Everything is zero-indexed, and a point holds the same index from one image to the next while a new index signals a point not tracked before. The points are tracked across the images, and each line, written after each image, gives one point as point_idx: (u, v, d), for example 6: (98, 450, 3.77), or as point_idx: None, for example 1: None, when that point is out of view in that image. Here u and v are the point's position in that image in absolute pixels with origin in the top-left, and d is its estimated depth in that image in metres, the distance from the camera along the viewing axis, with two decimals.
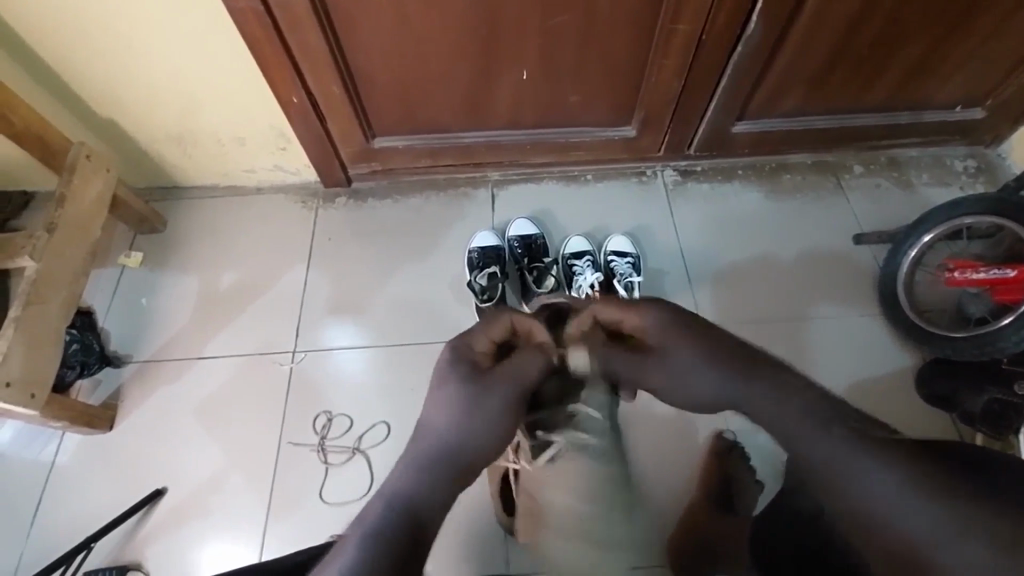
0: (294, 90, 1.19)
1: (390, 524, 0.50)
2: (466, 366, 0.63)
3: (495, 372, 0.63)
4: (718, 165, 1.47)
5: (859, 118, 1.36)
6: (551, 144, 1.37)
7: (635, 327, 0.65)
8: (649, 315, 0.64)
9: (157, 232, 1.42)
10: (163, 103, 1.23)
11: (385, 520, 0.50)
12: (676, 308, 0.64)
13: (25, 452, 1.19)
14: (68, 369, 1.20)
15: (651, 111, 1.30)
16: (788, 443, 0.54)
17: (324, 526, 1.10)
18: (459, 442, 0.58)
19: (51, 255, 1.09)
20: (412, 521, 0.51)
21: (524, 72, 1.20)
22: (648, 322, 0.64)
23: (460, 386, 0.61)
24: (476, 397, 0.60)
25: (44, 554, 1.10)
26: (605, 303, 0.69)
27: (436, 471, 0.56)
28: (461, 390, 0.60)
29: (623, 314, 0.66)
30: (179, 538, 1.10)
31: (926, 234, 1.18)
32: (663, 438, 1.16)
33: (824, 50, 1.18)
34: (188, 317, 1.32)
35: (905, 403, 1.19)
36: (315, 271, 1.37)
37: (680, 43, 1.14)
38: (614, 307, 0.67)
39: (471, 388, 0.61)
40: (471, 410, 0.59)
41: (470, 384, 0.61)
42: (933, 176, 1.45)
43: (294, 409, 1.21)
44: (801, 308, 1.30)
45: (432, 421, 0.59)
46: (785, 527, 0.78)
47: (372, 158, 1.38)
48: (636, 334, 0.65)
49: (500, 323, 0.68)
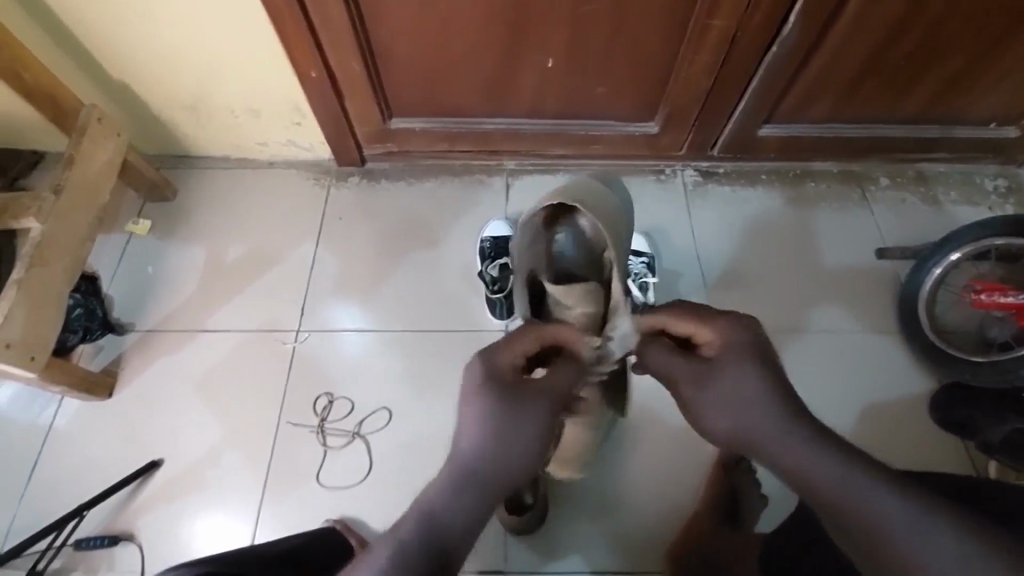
0: (313, 64, 1.16)
1: (424, 538, 0.52)
2: (500, 382, 0.63)
3: (532, 388, 0.64)
4: (741, 168, 1.43)
5: (889, 130, 1.32)
6: (572, 136, 1.34)
7: (707, 340, 0.67)
8: (727, 335, 0.65)
9: (166, 200, 1.40)
10: (178, 70, 1.21)
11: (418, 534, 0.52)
12: (750, 326, 0.65)
13: (23, 414, 1.18)
14: (70, 334, 1.17)
15: (677, 109, 1.26)
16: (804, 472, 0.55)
17: (319, 509, 1.09)
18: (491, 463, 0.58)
19: (57, 217, 1.07)
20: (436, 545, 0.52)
21: (549, 60, 1.16)
22: (721, 338, 0.65)
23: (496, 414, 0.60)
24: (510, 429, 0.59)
25: (35, 519, 1.09)
26: (676, 314, 0.69)
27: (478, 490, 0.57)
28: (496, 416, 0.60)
29: (698, 327, 0.68)
30: (172, 513, 1.09)
31: (954, 253, 1.15)
32: (672, 443, 1.13)
33: (862, 56, 1.13)
34: (192, 288, 1.30)
35: (919, 426, 1.16)
36: (324, 249, 1.34)
37: (713, 39, 1.10)
38: (686, 320, 0.68)
39: (516, 419, 0.60)
40: (504, 436, 0.59)
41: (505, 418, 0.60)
42: (961, 193, 1.40)
43: (293, 390, 1.19)
44: (817, 321, 1.27)
45: (463, 440, 0.59)
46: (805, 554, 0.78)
47: (387, 139, 1.35)
48: (705, 346, 0.68)
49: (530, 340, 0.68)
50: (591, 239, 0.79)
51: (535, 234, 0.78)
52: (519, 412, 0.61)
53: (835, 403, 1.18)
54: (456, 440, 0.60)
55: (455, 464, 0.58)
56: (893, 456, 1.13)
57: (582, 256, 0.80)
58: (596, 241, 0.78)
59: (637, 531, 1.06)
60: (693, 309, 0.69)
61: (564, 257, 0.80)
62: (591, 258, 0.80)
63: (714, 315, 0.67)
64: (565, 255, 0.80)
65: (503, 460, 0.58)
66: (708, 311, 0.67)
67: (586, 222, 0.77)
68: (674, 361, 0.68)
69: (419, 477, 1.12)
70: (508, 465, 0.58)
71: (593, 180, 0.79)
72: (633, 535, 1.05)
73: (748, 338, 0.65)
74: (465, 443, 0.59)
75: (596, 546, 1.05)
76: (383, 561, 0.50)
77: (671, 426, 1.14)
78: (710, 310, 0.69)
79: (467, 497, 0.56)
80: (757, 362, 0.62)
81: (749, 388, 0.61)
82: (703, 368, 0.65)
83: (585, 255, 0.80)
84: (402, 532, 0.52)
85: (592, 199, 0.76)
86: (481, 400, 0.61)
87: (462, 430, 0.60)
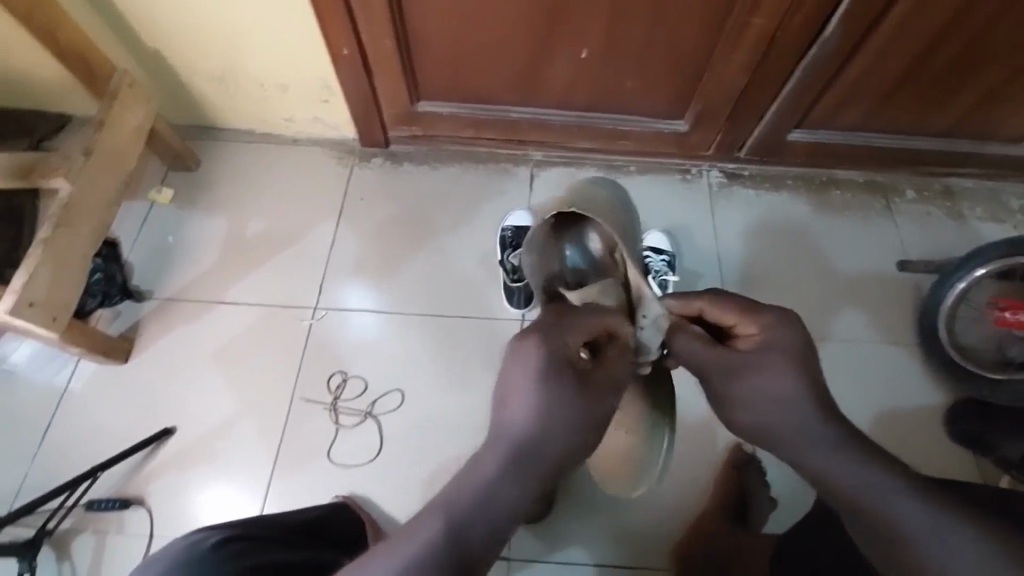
0: (346, 41, 1.15)
1: (463, 530, 0.48)
2: (563, 371, 0.57)
3: (593, 380, 0.59)
4: (767, 172, 1.42)
5: (920, 142, 1.30)
6: (600, 129, 1.33)
7: (749, 332, 0.66)
8: (766, 329, 0.64)
9: (190, 170, 1.40)
10: (211, 41, 1.20)
11: (457, 524, 0.48)
12: (794, 322, 0.64)
13: (39, 375, 1.19)
14: (91, 298, 1.19)
15: (707, 107, 1.25)
16: (834, 475, 0.54)
17: (329, 486, 1.10)
18: (541, 450, 0.53)
19: (85, 179, 1.07)
20: (472, 536, 0.48)
21: (584, 51, 1.15)
22: (767, 332, 0.63)
23: (557, 404, 0.54)
24: (570, 422, 0.55)
25: (48, 478, 1.10)
26: (715, 301, 0.70)
27: (525, 478, 0.52)
28: (557, 406, 0.54)
29: (741, 319, 0.67)
30: (182, 481, 1.10)
31: (979, 269, 1.12)
32: (683, 442, 1.11)
33: (901, 64, 1.12)
34: (211, 260, 1.30)
35: (932, 440, 1.16)
36: (344, 229, 1.34)
37: (752, 38, 1.09)
38: (726, 309, 0.68)
39: (577, 410, 0.55)
40: (562, 427, 0.54)
41: (568, 410, 0.55)
42: (987, 210, 1.39)
43: (308, 367, 1.20)
44: (835, 330, 1.26)
45: (516, 427, 0.53)
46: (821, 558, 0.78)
47: (414, 121, 1.34)
48: (745, 338, 0.66)
49: (586, 327, 0.63)
50: (600, 240, 0.84)
51: (546, 240, 0.85)
52: (579, 403, 0.56)
53: (849, 412, 1.18)
54: (501, 419, 0.55)
55: (502, 441, 0.53)
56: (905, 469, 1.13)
57: (594, 259, 0.84)
58: (605, 245, 0.83)
59: (644, 529, 1.05)
60: (736, 299, 0.69)
61: (577, 261, 0.86)
62: (602, 258, 0.84)
63: (755, 307, 0.66)
64: (577, 260, 0.86)
65: (554, 443, 0.54)
66: (749, 302, 0.67)
67: (593, 224, 0.83)
68: (703, 349, 0.66)
69: (429, 460, 1.12)
70: (557, 449, 0.54)
71: (592, 184, 0.86)
72: (637, 531, 1.05)
73: (788, 336, 0.62)
74: (517, 431, 0.53)
75: (602, 538, 1.05)
76: (430, 535, 0.46)
77: (682, 426, 1.13)
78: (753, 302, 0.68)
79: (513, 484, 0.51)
80: (792, 360, 0.60)
81: (779, 387, 0.59)
82: (732, 357, 0.63)
83: (596, 257, 0.84)
84: (435, 521, 0.48)
85: (593, 200, 0.82)
86: (535, 377, 0.55)
87: (516, 418, 0.54)
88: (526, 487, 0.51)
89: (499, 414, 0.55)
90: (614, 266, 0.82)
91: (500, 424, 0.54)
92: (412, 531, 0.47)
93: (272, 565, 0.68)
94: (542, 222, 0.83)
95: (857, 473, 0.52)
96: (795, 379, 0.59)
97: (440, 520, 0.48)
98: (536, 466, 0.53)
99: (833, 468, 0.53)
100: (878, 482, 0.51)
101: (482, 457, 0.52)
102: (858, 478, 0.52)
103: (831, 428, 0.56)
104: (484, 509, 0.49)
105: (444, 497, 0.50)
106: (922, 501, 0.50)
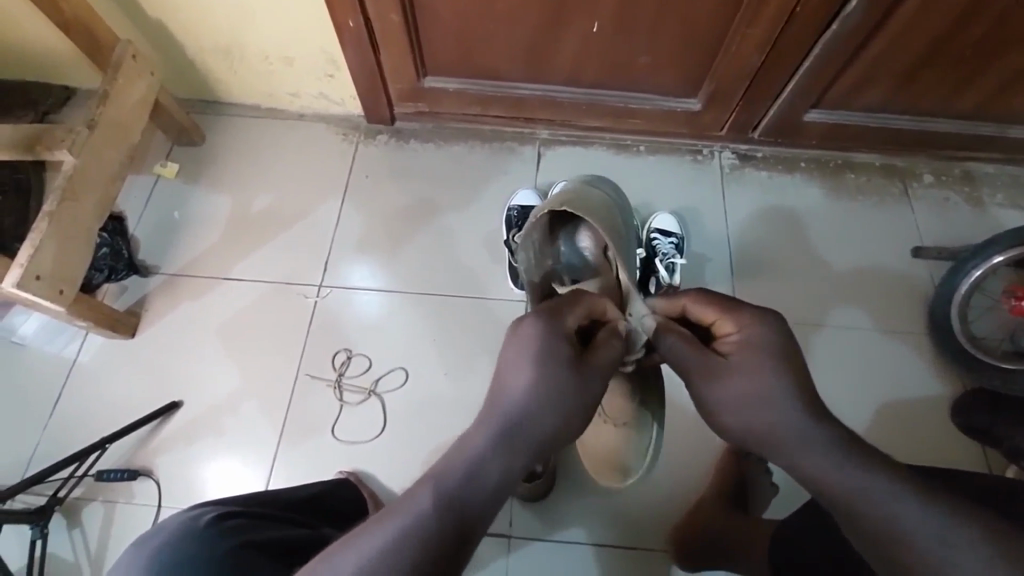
0: (351, 14, 1.12)
1: (453, 507, 0.46)
2: (557, 347, 0.56)
3: (585, 362, 0.58)
4: (780, 154, 1.39)
5: (940, 125, 1.26)
6: (610, 107, 1.30)
7: (728, 333, 0.64)
8: (745, 327, 0.61)
9: (195, 145, 1.40)
10: (211, 13, 1.17)
11: (449, 501, 0.46)
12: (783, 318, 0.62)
13: (48, 346, 1.20)
14: (97, 272, 1.20)
15: (721, 86, 1.22)
16: (828, 476, 0.52)
17: (333, 461, 1.11)
18: (530, 423, 0.52)
19: (90, 152, 1.06)
20: (464, 514, 0.46)
21: (595, 25, 1.12)
22: (746, 335, 0.61)
23: (550, 381, 0.54)
24: (561, 401, 0.53)
25: (59, 448, 1.12)
26: (698, 297, 0.68)
27: (518, 449, 0.50)
28: (549, 384, 0.53)
29: (721, 317, 0.65)
30: (190, 455, 1.11)
31: (997, 257, 1.09)
32: (682, 433, 1.12)
33: (927, 42, 1.07)
34: (216, 236, 1.30)
35: (938, 430, 1.15)
36: (349, 207, 1.33)
37: (771, 12, 1.04)
38: (705, 305, 0.66)
39: (569, 389, 0.54)
40: (553, 407, 0.53)
41: (560, 388, 0.54)
42: (1008, 196, 1.35)
43: (312, 344, 1.20)
44: (842, 317, 1.24)
45: (507, 398, 0.53)
46: (820, 546, 0.78)
47: (420, 98, 1.32)
48: (726, 339, 0.64)
49: (580, 307, 0.64)
50: (592, 237, 0.85)
51: (539, 239, 0.84)
52: (572, 381, 0.55)
53: (853, 402, 1.17)
54: (489, 399, 0.54)
55: (488, 419, 0.52)
56: (908, 459, 1.12)
57: (587, 257, 0.86)
58: (595, 248, 0.85)
59: (642, 512, 1.06)
60: (718, 296, 0.66)
61: (570, 256, 0.87)
62: (596, 257, 0.85)
63: (738, 302, 0.64)
64: (570, 255, 0.87)
65: (541, 420, 0.52)
66: (729, 298, 0.64)
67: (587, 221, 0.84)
68: (685, 348, 0.64)
69: (431, 438, 1.12)
70: (547, 430, 0.53)
71: (588, 188, 0.87)
72: (635, 518, 1.06)
73: (773, 336, 0.60)
74: (508, 403, 0.52)
75: (600, 521, 1.06)
76: (414, 514, 0.44)
77: (681, 418, 1.13)
78: (734, 301, 0.65)
79: (506, 456, 0.49)
80: (782, 355, 0.58)
81: (764, 384, 0.57)
82: (713, 360, 0.62)
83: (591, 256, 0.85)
84: (424, 495, 0.46)
85: (588, 201, 0.83)
86: (527, 349, 0.55)
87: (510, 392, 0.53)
88: (514, 465, 0.50)
89: (489, 393, 0.54)
90: (605, 265, 0.84)
91: (494, 401, 0.53)
92: (395, 511, 0.45)
93: (266, 544, 0.68)
94: (536, 222, 0.81)
95: (853, 469, 0.52)
96: (783, 375, 0.57)
97: (429, 493, 0.46)
98: (525, 441, 0.51)
99: (827, 473, 0.52)
100: (877, 484, 0.50)
101: (469, 434, 0.51)
102: (856, 483, 0.51)
103: (830, 422, 0.55)
104: (475, 483, 0.48)
105: (430, 475, 0.48)
106: (920, 499, 0.49)
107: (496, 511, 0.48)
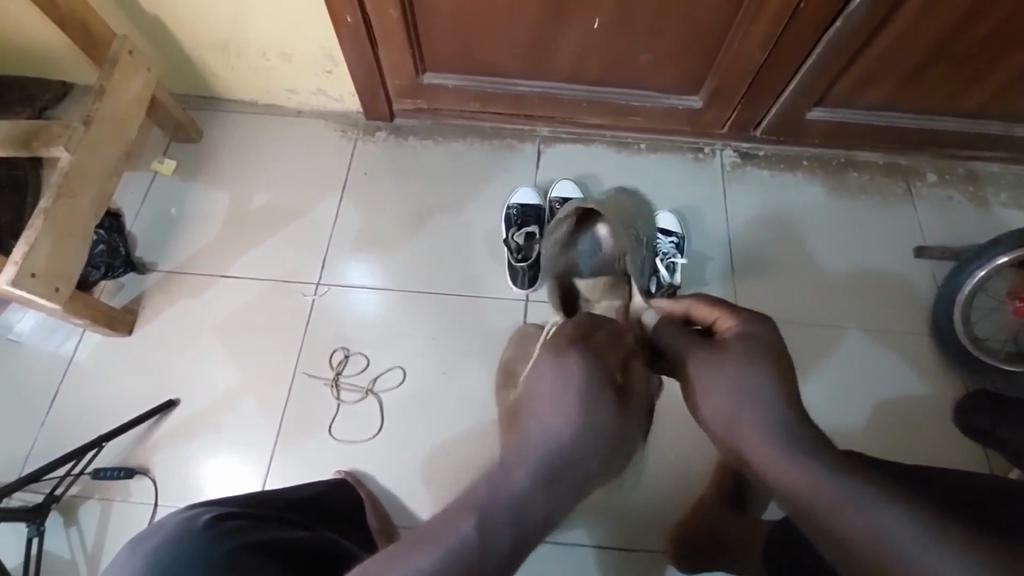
0: (350, 9, 1.11)
1: (495, 544, 0.42)
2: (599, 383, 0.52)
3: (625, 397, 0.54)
4: (782, 152, 1.37)
5: (944, 124, 1.25)
6: (610, 105, 1.29)
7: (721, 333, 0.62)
8: (739, 325, 0.60)
9: (192, 141, 1.39)
10: (207, 8, 1.16)
11: (491, 536, 0.43)
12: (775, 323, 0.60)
13: (45, 344, 1.20)
14: (93, 269, 1.19)
15: (723, 83, 1.21)
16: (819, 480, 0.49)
17: (331, 459, 1.11)
18: (573, 458, 0.49)
19: (86, 149, 1.05)
20: (505, 551, 0.43)
21: (595, 22, 1.10)
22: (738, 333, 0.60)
23: (594, 421, 0.50)
24: (603, 439, 0.50)
25: (55, 446, 1.12)
26: (701, 298, 0.66)
27: (559, 484, 0.47)
28: (592, 423, 0.50)
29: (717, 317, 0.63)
30: (187, 452, 1.11)
31: (1001, 257, 1.08)
32: (682, 433, 1.11)
33: (934, 39, 1.06)
34: (213, 233, 1.29)
35: (939, 431, 1.14)
36: (347, 204, 1.32)
37: (774, 9, 1.03)
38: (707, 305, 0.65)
39: (611, 428, 0.51)
40: (595, 444, 0.50)
41: (603, 428, 0.50)
42: (1013, 196, 1.34)
43: (311, 342, 1.19)
44: (844, 317, 1.23)
45: (550, 429, 0.49)
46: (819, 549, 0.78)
47: (419, 95, 1.31)
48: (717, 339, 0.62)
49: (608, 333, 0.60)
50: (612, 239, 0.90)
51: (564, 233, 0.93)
52: (614, 419, 0.52)
53: (854, 403, 1.16)
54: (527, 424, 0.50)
55: (525, 446, 0.48)
56: (908, 460, 1.11)
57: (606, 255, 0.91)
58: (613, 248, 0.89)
59: (642, 512, 1.06)
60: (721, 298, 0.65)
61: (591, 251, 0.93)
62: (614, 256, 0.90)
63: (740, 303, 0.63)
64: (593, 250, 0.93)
65: (584, 456, 0.49)
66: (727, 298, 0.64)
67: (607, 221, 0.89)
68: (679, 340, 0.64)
69: (429, 438, 1.12)
70: (589, 466, 0.49)
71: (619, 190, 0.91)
72: (633, 517, 1.06)
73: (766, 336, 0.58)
74: (552, 433, 0.49)
75: (599, 521, 1.05)
76: (455, 548, 0.41)
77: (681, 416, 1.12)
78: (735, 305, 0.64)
79: (550, 492, 0.46)
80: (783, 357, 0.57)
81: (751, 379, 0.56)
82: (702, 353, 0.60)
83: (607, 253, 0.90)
84: (466, 528, 0.42)
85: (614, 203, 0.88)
86: (566, 373, 0.52)
87: (555, 424, 0.49)
88: (555, 500, 0.47)
89: (528, 421, 0.50)
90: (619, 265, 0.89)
91: (537, 430, 0.49)
92: (427, 537, 0.42)
93: (263, 546, 0.67)
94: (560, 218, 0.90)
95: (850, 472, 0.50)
96: (777, 376, 0.56)
97: (471, 525, 0.43)
98: (568, 477, 0.48)
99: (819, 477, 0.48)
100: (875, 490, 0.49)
101: (512, 461, 0.47)
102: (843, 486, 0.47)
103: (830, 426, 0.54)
104: (516, 516, 0.44)
105: (472, 503, 0.44)
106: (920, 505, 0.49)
107: (531, 546, 0.45)
